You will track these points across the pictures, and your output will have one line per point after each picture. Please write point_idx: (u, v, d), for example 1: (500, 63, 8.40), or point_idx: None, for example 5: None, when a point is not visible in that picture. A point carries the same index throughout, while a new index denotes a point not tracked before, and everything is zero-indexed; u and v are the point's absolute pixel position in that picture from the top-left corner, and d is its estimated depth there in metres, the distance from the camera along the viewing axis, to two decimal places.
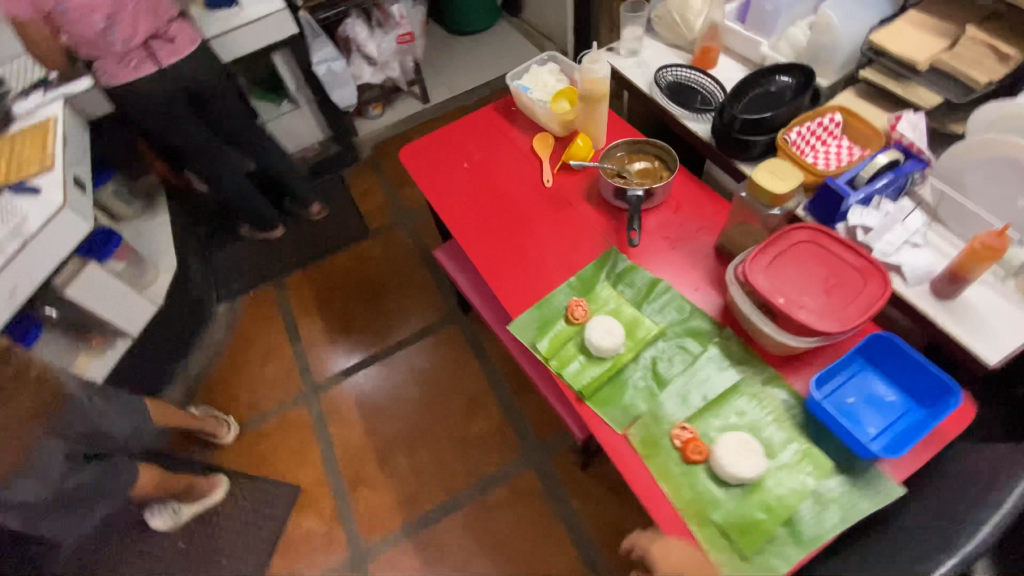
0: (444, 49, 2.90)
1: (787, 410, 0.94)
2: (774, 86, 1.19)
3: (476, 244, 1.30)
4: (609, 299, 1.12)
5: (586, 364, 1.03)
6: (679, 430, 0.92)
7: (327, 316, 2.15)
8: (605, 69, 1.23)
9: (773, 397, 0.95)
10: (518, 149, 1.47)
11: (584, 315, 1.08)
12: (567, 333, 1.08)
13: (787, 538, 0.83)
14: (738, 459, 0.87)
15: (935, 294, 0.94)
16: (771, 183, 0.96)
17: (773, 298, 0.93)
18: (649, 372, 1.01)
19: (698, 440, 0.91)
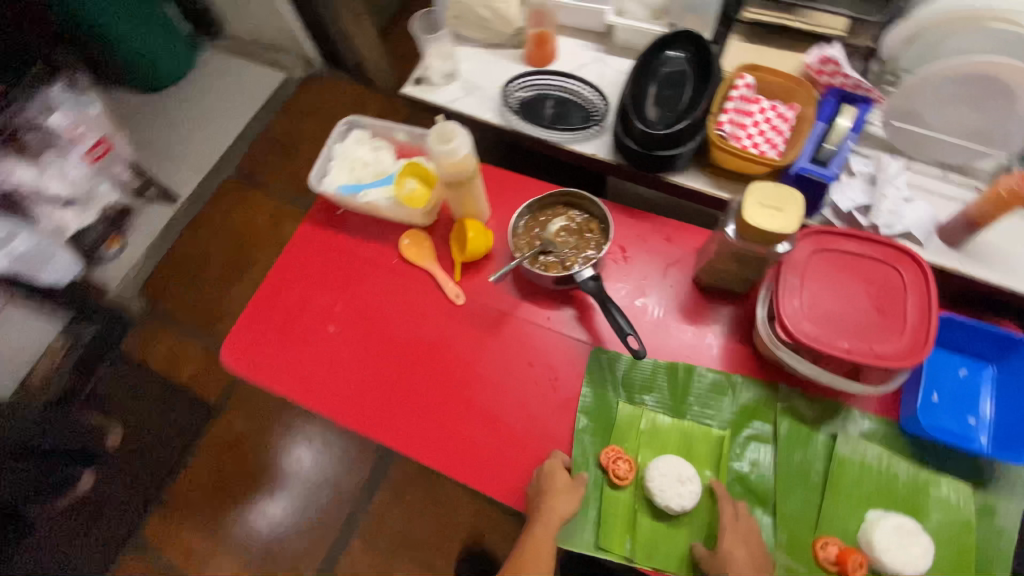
0: (147, 117, 2.03)
1: (893, 448, 0.81)
2: (665, 66, 0.91)
3: (418, 433, 0.91)
4: (639, 427, 0.86)
5: (679, 533, 0.79)
6: (823, 541, 0.76)
7: (236, 547, 1.56)
8: (466, 144, 0.84)
9: (872, 441, 0.82)
10: (384, 268, 1.04)
11: (631, 470, 0.82)
12: (627, 506, 0.81)
13: None
14: (902, 551, 0.72)
15: (953, 245, 0.83)
16: (772, 224, 0.73)
17: (835, 346, 0.75)
18: (744, 492, 0.81)
19: (853, 551, 0.74)
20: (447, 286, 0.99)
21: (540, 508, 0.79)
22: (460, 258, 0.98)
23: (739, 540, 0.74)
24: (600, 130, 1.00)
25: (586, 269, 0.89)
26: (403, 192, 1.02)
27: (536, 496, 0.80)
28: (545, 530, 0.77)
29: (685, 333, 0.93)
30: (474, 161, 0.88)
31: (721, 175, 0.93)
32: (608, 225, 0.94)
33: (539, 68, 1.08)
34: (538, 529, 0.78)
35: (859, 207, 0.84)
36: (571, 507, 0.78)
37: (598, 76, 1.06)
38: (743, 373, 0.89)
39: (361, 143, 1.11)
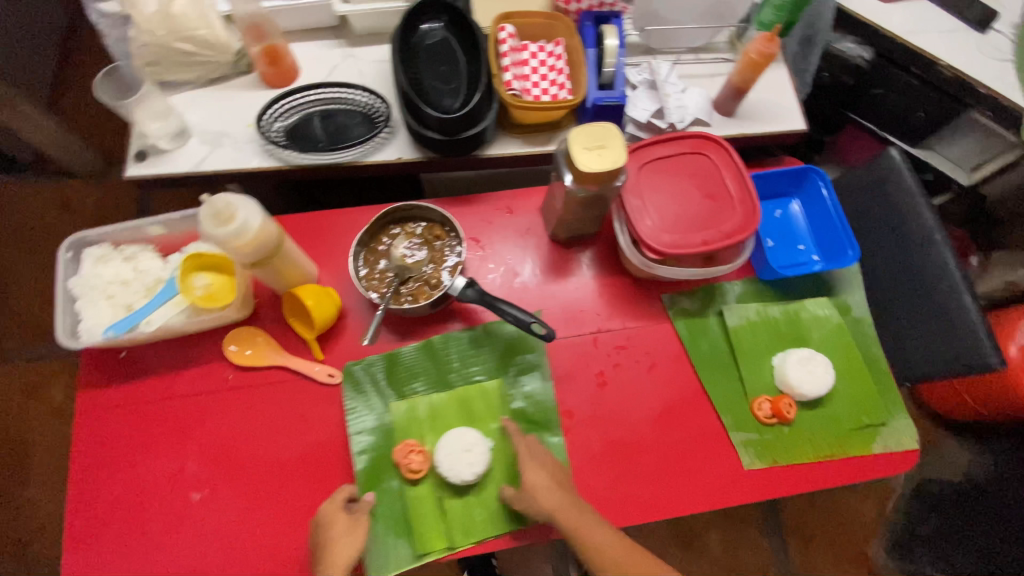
0: None
1: (764, 299, 0.92)
2: (426, 40, 0.83)
3: None
4: (422, 413, 0.79)
5: (490, 494, 0.76)
6: (758, 403, 0.84)
7: None
8: (251, 210, 0.66)
9: (748, 301, 0.92)
10: (224, 391, 0.82)
11: (423, 461, 0.75)
12: (431, 499, 0.75)
13: (876, 374, 0.88)
14: (811, 378, 0.83)
15: (730, 114, 0.93)
16: (602, 163, 0.73)
17: (693, 244, 0.81)
18: (526, 425, 0.81)
19: (782, 397, 0.84)
20: (312, 370, 0.82)
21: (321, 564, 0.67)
22: (311, 333, 0.82)
23: (541, 470, 0.73)
24: (390, 132, 0.89)
25: (456, 278, 0.81)
26: (196, 295, 0.79)
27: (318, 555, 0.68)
28: None
29: (568, 290, 0.92)
30: (274, 224, 0.71)
31: (529, 130, 0.91)
32: (454, 222, 0.85)
33: (286, 87, 0.91)
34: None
35: (654, 113, 0.89)
36: (356, 547, 0.67)
37: (357, 73, 0.93)
38: (631, 301, 0.92)
39: (104, 261, 0.83)
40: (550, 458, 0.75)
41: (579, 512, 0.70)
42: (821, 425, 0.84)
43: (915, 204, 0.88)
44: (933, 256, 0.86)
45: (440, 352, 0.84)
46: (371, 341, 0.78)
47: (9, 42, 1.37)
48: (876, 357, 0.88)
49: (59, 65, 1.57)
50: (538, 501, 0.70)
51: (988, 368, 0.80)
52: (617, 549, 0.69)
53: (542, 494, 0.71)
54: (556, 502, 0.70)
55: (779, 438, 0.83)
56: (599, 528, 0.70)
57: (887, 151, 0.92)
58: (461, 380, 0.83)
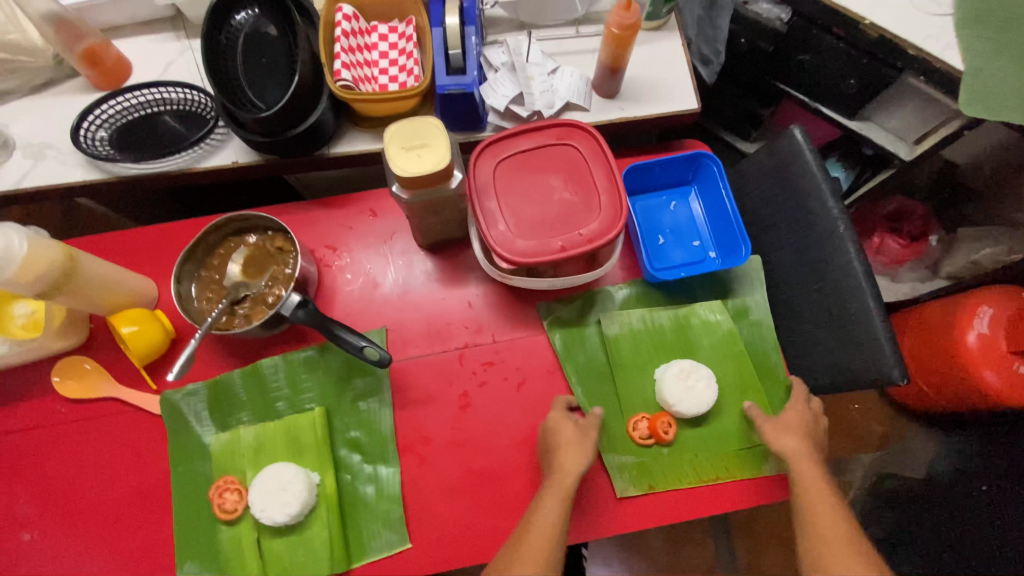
0: None
1: (651, 304, 0.83)
2: (241, 32, 0.73)
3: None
4: (245, 447, 0.75)
5: (312, 535, 0.71)
6: (634, 422, 0.76)
7: None
8: (11, 237, 0.59)
9: (633, 306, 0.83)
10: (56, 425, 0.77)
11: (238, 500, 0.71)
12: (249, 539, 0.71)
13: (770, 383, 0.79)
14: (690, 394, 0.75)
15: (612, 95, 0.82)
16: (420, 164, 0.63)
17: (551, 249, 0.71)
18: (363, 454, 0.76)
19: (660, 416, 0.75)
20: (144, 401, 0.76)
21: (546, 480, 0.70)
22: (138, 363, 0.75)
23: (797, 412, 0.74)
24: (225, 135, 0.81)
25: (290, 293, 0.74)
26: (15, 326, 0.75)
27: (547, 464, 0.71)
28: (559, 491, 0.68)
29: (434, 301, 0.84)
30: (58, 248, 0.64)
31: (380, 125, 0.81)
32: (289, 233, 0.77)
33: (115, 87, 0.83)
34: (548, 503, 0.67)
35: (514, 100, 0.78)
36: (582, 461, 0.69)
37: (193, 70, 0.84)
38: (502, 311, 0.83)
39: None
40: (815, 412, 0.76)
41: (812, 466, 0.71)
42: (705, 445, 0.76)
43: (817, 190, 0.77)
44: (836, 251, 0.75)
45: (285, 376, 0.78)
46: (174, 378, 0.68)
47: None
48: (771, 365, 0.80)
49: None
50: (784, 445, 0.71)
51: (889, 381, 0.70)
52: (844, 524, 0.68)
53: (788, 433, 0.72)
54: (796, 447, 0.72)
55: (656, 461, 0.75)
56: (830, 494, 0.70)
57: (789, 131, 0.81)
58: (307, 406, 0.77)
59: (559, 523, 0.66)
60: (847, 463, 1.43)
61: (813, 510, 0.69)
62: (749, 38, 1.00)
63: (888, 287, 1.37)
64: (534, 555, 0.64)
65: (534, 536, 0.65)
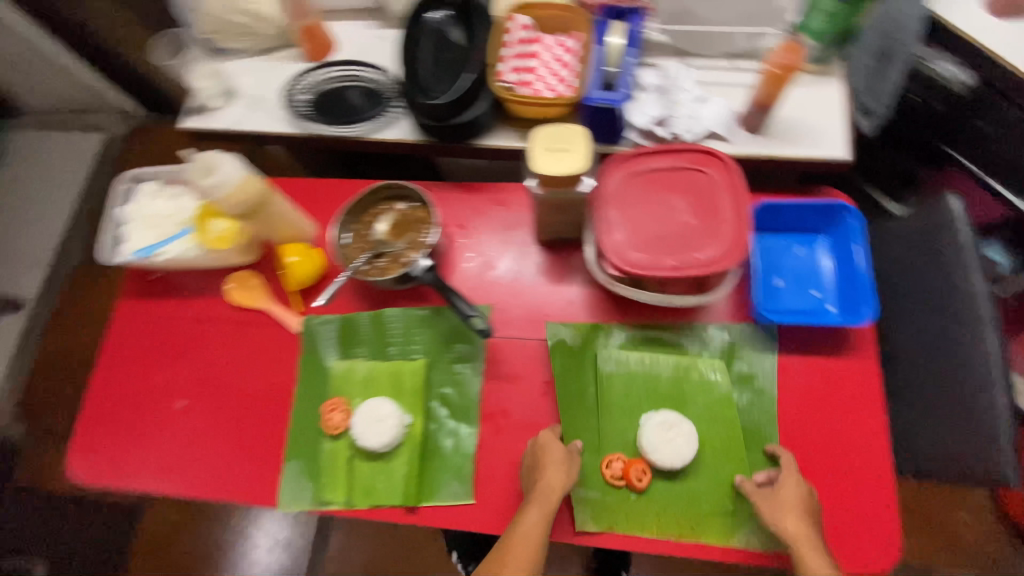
0: None
1: (655, 350, 0.84)
2: (433, 27, 0.85)
3: (276, 481, 0.84)
4: (359, 378, 0.87)
5: (395, 466, 0.81)
6: (609, 460, 0.78)
7: None
8: (235, 168, 0.75)
9: (632, 348, 0.85)
10: (219, 321, 0.94)
11: (345, 418, 0.84)
12: (345, 454, 0.83)
13: (758, 456, 0.79)
14: (668, 447, 0.76)
15: (756, 131, 0.83)
16: (560, 166, 0.69)
17: (663, 266, 0.74)
18: (450, 411, 0.85)
19: (636, 462, 0.77)
20: (289, 319, 0.91)
21: (528, 498, 0.74)
22: (291, 288, 0.91)
23: (797, 493, 0.72)
24: (397, 113, 0.94)
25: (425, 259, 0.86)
26: (211, 237, 0.89)
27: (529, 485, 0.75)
28: (541, 507, 0.72)
29: (539, 291, 0.91)
30: (261, 181, 0.79)
31: (528, 125, 0.89)
32: (432, 208, 0.89)
33: (321, 61, 0.99)
34: (530, 519, 0.72)
35: (657, 121, 0.82)
36: (565, 480, 0.73)
37: (385, 56, 0.98)
38: (600, 315, 0.88)
39: (154, 196, 0.98)
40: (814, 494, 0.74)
41: (816, 548, 0.68)
42: (677, 499, 0.77)
43: (966, 266, 0.72)
44: (969, 334, 0.71)
45: (400, 326, 0.89)
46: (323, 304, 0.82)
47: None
48: (764, 437, 0.79)
49: None
50: (780, 521, 0.70)
51: (999, 479, 0.67)
52: None
53: (785, 511, 0.71)
54: (796, 529, 0.69)
55: (623, 504, 0.77)
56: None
57: (945, 198, 0.75)
58: (412, 356, 0.88)
59: (538, 540, 0.71)
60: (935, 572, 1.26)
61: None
62: (923, 96, 1.00)
63: None
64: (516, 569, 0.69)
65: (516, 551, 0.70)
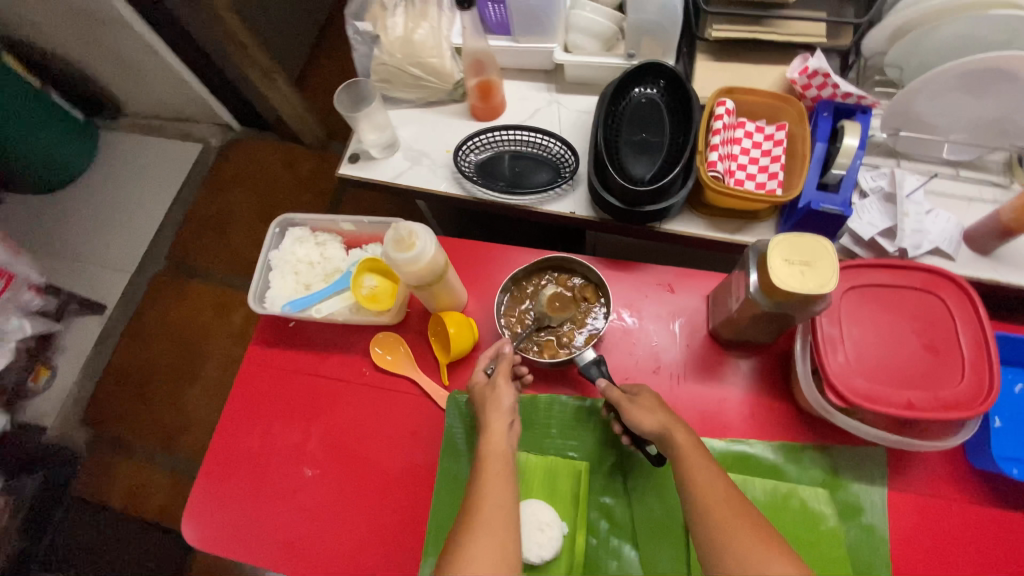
0: (70, 225, 1.98)
1: (853, 483, 0.74)
2: (635, 106, 0.81)
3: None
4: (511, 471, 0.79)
5: None
6: None
7: None
8: (429, 242, 0.69)
9: (824, 479, 0.75)
10: (358, 384, 0.88)
11: None
12: None
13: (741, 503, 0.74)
14: None
15: (985, 252, 0.75)
16: (800, 284, 0.62)
17: (895, 402, 0.66)
18: (610, 524, 0.76)
19: None
20: (437, 393, 0.85)
21: (484, 429, 0.72)
22: (445, 359, 0.84)
23: (655, 399, 0.70)
24: (572, 186, 0.88)
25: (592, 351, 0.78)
26: (361, 293, 0.86)
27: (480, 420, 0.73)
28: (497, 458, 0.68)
29: (713, 396, 0.82)
30: (444, 258, 0.73)
31: (720, 215, 0.82)
32: (606, 287, 0.82)
33: (490, 121, 0.95)
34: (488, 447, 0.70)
35: (882, 231, 0.74)
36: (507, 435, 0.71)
37: (557, 121, 0.94)
38: (785, 434, 0.78)
39: (301, 241, 0.94)
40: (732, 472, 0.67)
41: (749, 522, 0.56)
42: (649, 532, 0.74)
43: None
44: None
45: (557, 418, 0.82)
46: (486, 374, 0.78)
47: (270, 25, 1.77)
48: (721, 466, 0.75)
49: (306, 65, 2.04)
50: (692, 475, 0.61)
51: None
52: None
53: (650, 411, 0.68)
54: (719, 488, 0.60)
55: None
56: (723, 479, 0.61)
57: None
58: (569, 455, 0.80)
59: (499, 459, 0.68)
60: None
61: (709, 499, 0.59)
62: None
63: None
64: (493, 514, 0.62)
65: (484, 492, 0.64)
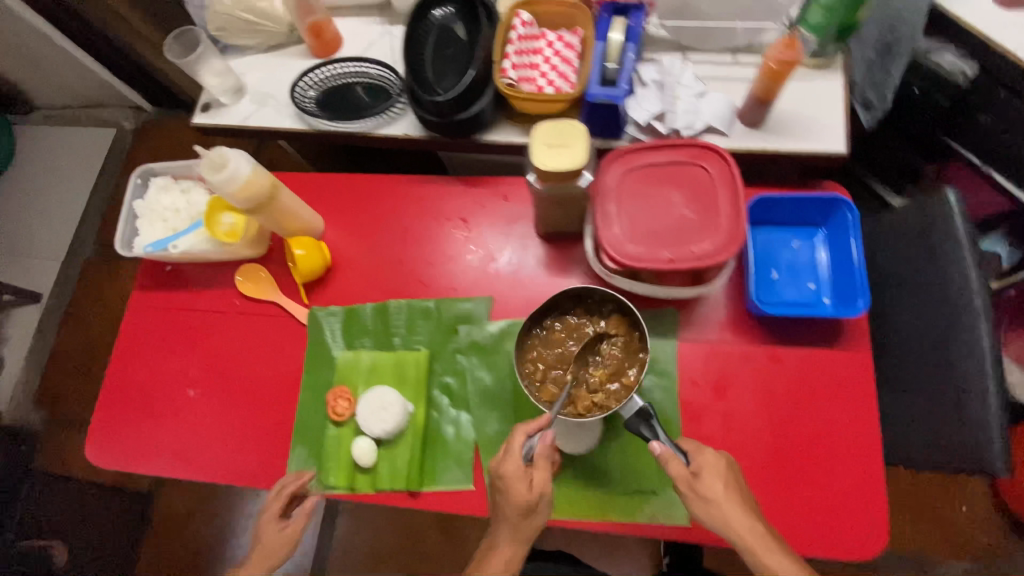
0: None
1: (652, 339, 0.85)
2: (437, 27, 0.88)
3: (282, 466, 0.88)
4: (363, 367, 0.90)
5: (400, 453, 0.85)
6: None
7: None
8: (243, 161, 0.78)
9: None
10: (230, 312, 0.97)
11: (349, 405, 0.87)
12: (349, 440, 0.86)
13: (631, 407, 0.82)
14: (573, 433, 0.81)
15: (756, 125, 0.84)
16: (558, 163, 0.71)
17: (659, 259, 0.77)
18: (450, 399, 0.87)
19: None
20: (296, 310, 0.94)
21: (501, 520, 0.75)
22: (299, 280, 0.93)
23: (717, 477, 0.69)
24: (402, 109, 0.95)
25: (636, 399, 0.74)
26: (219, 231, 0.93)
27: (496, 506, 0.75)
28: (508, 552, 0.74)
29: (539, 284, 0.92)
30: (269, 177, 0.82)
31: (529, 120, 0.90)
32: (639, 318, 0.77)
33: (328, 58, 1.01)
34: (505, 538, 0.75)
35: (656, 116, 0.83)
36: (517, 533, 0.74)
37: (389, 52, 1.00)
38: None
39: (165, 189, 1.01)
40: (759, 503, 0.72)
41: None
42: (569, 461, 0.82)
43: (957, 257, 0.73)
44: (963, 324, 0.71)
45: (405, 319, 0.91)
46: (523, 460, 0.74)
47: None
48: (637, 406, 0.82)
49: None
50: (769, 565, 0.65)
51: (988, 470, 0.67)
52: None
53: (712, 502, 0.68)
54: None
55: None
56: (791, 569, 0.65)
57: (942, 192, 0.75)
58: (416, 348, 0.90)
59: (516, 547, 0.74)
60: (932, 566, 1.33)
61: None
62: (922, 89, 0.94)
63: None
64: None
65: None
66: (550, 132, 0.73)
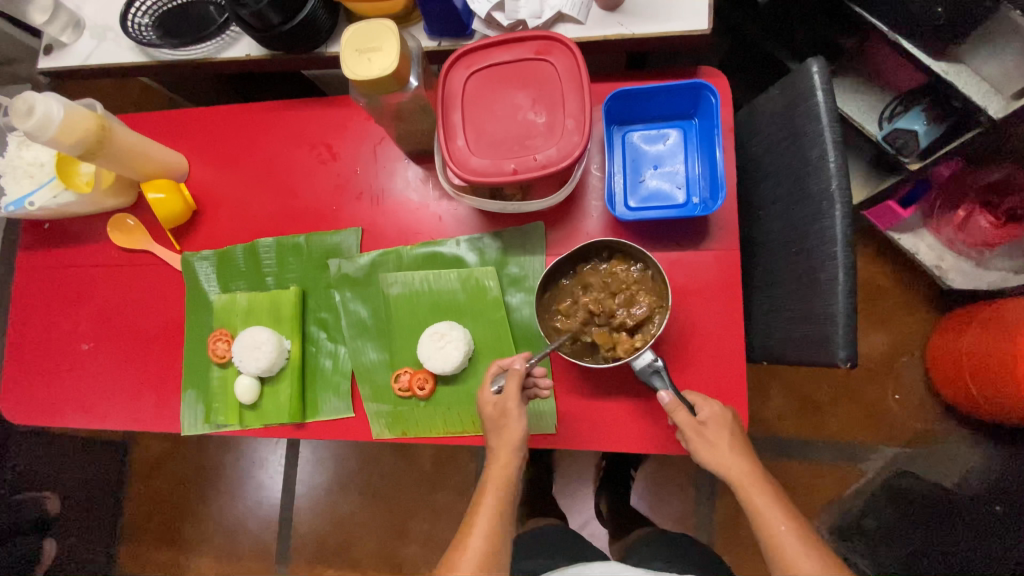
0: None
1: (522, 255, 0.83)
2: None
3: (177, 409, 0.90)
4: (238, 310, 0.88)
5: (282, 389, 0.85)
6: (398, 374, 0.83)
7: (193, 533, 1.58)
8: (55, 108, 0.74)
9: (497, 259, 0.84)
10: (111, 264, 0.96)
11: (227, 347, 0.86)
12: (233, 381, 0.87)
13: (500, 325, 0.82)
14: (439, 354, 0.80)
15: (612, 9, 0.76)
16: (368, 70, 0.65)
17: (504, 171, 0.71)
18: (327, 332, 0.87)
19: (419, 372, 0.82)
20: (170, 256, 0.92)
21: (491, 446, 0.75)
22: (165, 226, 0.91)
23: (723, 427, 0.70)
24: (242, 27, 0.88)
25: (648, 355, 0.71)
26: (80, 181, 0.91)
27: (489, 436, 0.75)
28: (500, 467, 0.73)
29: (409, 209, 0.88)
30: (93, 120, 0.78)
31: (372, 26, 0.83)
32: (648, 259, 0.74)
33: None
34: (492, 467, 0.74)
35: (495, 6, 0.78)
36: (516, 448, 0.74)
37: None
38: (470, 229, 0.86)
39: (26, 145, 0.92)
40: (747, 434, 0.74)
41: (799, 528, 0.67)
42: (443, 384, 0.82)
43: (817, 136, 0.67)
44: (819, 210, 0.66)
45: (275, 256, 0.89)
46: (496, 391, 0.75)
47: None
48: (507, 323, 0.82)
49: None
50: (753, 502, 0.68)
51: (834, 360, 0.66)
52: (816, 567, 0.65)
53: (715, 445, 0.69)
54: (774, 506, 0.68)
55: (410, 410, 0.83)
56: (779, 506, 0.68)
57: (807, 64, 0.68)
58: (290, 284, 0.89)
59: (501, 484, 0.73)
60: (866, 453, 1.31)
61: (775, 536, 0.67)
62: None
63: (969, 273, 1.19)
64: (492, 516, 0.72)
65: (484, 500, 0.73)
66: (360, 36, 0.67)
